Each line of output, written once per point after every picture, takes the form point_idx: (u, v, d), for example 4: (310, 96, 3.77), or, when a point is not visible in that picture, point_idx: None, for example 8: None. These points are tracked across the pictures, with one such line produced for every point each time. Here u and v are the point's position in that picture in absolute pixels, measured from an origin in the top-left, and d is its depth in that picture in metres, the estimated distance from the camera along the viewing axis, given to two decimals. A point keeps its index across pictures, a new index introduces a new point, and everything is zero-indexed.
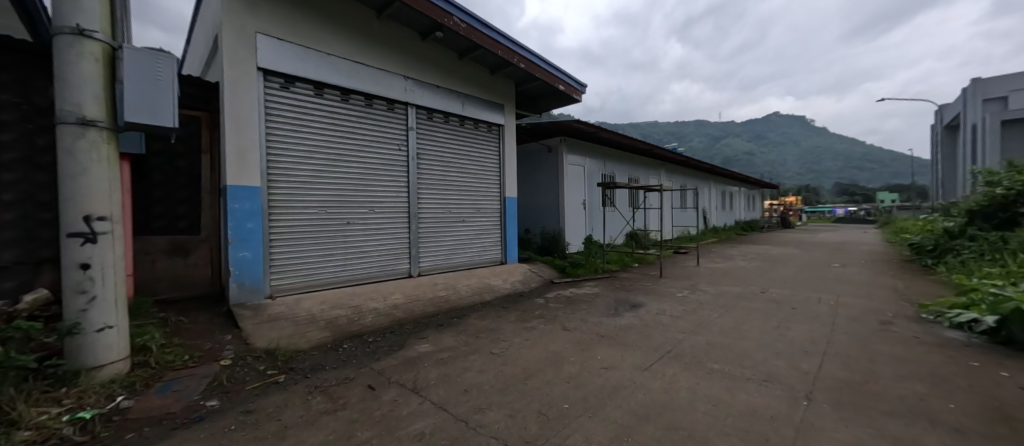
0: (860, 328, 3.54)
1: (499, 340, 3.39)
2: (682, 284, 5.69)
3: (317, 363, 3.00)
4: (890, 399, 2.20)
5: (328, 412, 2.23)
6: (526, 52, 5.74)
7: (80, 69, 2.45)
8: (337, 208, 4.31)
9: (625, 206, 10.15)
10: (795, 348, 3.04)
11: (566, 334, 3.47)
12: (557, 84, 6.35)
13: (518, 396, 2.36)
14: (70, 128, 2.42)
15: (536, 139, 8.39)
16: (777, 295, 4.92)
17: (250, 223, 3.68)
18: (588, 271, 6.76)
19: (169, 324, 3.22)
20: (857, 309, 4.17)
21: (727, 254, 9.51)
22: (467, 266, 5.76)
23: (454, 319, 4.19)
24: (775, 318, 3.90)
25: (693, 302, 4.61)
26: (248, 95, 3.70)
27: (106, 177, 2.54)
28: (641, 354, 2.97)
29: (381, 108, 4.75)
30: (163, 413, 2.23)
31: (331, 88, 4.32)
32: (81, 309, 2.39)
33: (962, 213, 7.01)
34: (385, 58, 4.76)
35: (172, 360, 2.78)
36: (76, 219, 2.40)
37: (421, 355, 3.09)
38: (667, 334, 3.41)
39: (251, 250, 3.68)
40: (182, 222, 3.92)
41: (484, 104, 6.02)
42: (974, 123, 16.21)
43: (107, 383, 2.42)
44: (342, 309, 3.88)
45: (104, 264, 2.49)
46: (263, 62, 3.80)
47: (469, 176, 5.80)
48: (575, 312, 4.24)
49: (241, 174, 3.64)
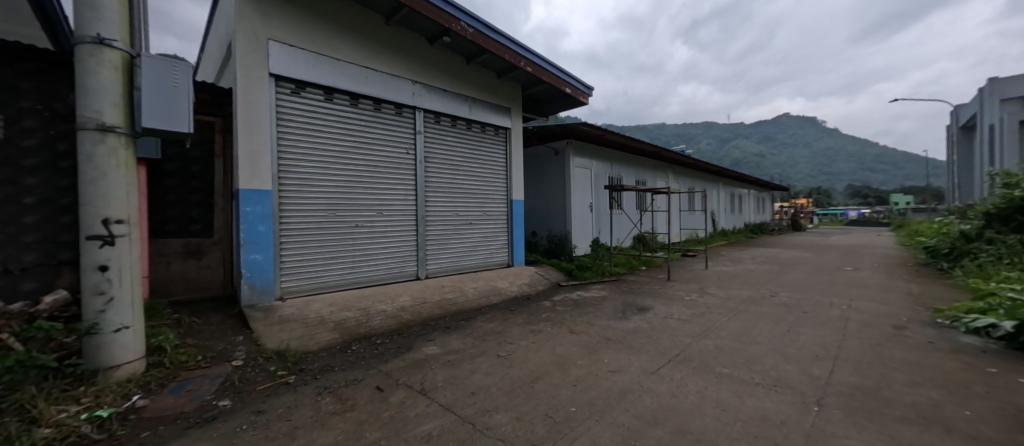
0: (873, 333, 3.48)
1: (506, 342, 3.40)
2: (689, 288, 5.65)
3: (326, 364, 3.03)
4: (904, 406, 2.17)
5: (336, 413, 2.26)
6: (533, 56, 5.75)
7: (100, 77, 2.53)
8: (345, 211, 4.37)
9: (632, 209, 10.12)
10: (806, 352, 3.00)
11: (572, 337, 3.47)
12: (563, 87, 6.36)
13: (525, 398, 2.37)
14: (90, 134, 2.50)
15: (543, 142, 8.41)
16: (788, 299, 4.85)
17: (261, 226, 3.75)
18: (595, 274, 6.73)
19: (182, 325, 3.29)
20: (871, 314, 4.10)
21: (737, 257, 9.38)
22: (473, 268, 5.77)
23: (460, 321, 4.20)
24: (785, 322, 3.85)
25: (701, 306, 4.56)
26: (260, 100, 3.78)
27: (123, 181, 2.60)
28: (649, 357, 2.94)
29: (390, 112, 4.81)
30: (177, 413, 2.28)
31: (341, 93, 4.40)
32: (99, 309, 2.46)
33: (978, 216, 6.87)
34: (393, 62, 4.82)
35: (186, 361, 2.83)
36: (95, 223, 2.48)
37: (428, 357, 3.11)
38: (675, 338, 3.39)
39: (262, 253, 3.74)
40: (196, 225, 4.00)
41: (491, 108, 6.06)
42: (992, 123, 15.90)
43: (123, 382, 2.47)
44: (351, 311, 3.92)
45: (121, 267, 2.56)
46: (274, 68, 3.88)
47: (475, 178, 5.83)
48: (582, 315, 4.23)
49: (254, 178, 3.71)
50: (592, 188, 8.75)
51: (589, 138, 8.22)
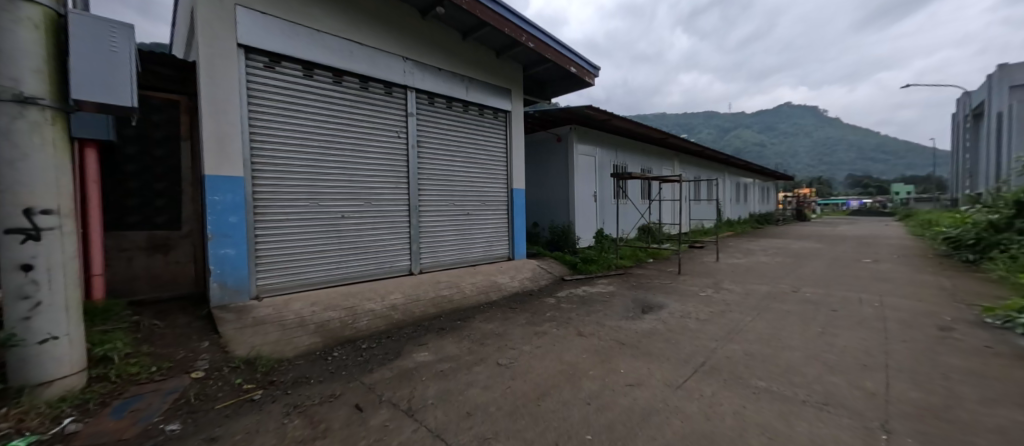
0: (917, 335, 3.10)
1: (507, 348, 3.01)
2: (703, 282, 5.26)
3: (302, 375, 2.63)
4: (989, 433, 1.79)
5: (304, 442, 1.88)
6: (535, 31, 5.25)
7: (17, 37, 2.06)
8: (330, 201, 3.96)
9: (637, 198, 9.71)
10: (850, 360, 2.62)
11: (581, 341, 3.10)
12: (567, 66, 5.87)
13: (530, 421, 1.99)
14: (3, 106, 2.03)
15: (545, 127, 7.97)
16: (811, 295, 4.47)
17: (233, 217, 3.34)
18: (601, 267, 6.37)
19: (141, 330, 2.91)
20: (908, 312, 3.72)
21: (747, 249, 8.98)
22: (471, 262, 5.39)
23: (456, 322, 3.81)
24: (816, 322, 3.48)
25: (719, 303, 4.18)
26: (228, 75, 3.33)
27: (54, 163, 2.19)
28: (671, 366, 2.56)
29: (378, 92, 4.37)
30: (113, 441, 1.89)
31: (322, 69, 3.95)
32: (22, 317, 2.05)
33: (1007, 205, 6.49)
34: (381, 36, 4.36)
35: (136, 373, 2.43)
36: (14, 213, 2.04)
37: (418, 366, 2.72)
38: (697, 342, 3.01)
39: (234, 247, 3.34)
40: (161, 216, 3.61)
41: (489, 89, 5.61)
42: (1000, 111, 15.71)
43: (55, 402, 2.09)
44: (336, 311, 3.54)
45: (51, 266, 2.15)
46: (243, 38, 3.42)
47: (473, 165, 5.42)
48: (591, 314, 3.85)
49: (222, 163, 3.28)
50: (597, 177, 8.33)
51: (593, 124, 7.77)
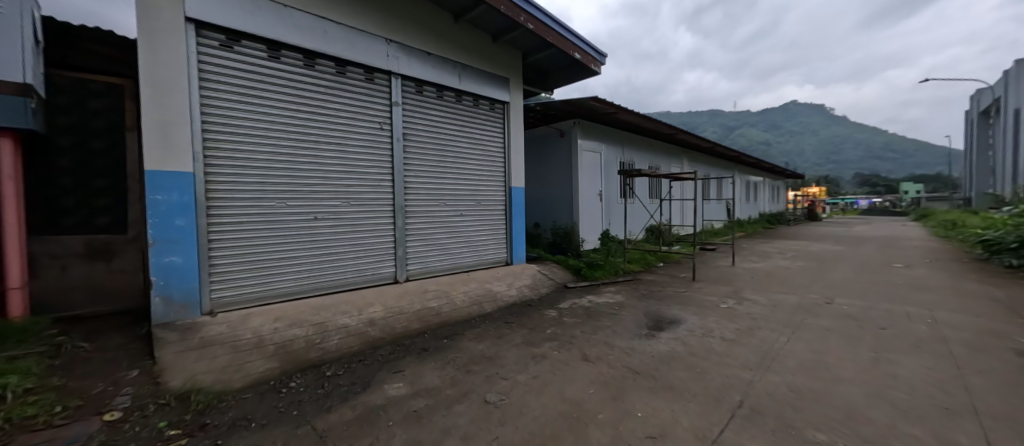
0: (995, 364, 2.55)
1: (497, 378, 2.51)
2: (722, 292, 4.73)
3: (244, 415, 2.16)
4: None
5: None
6: (534, 10, 4.70)
7: None
8: (300, 200, 3.48)
9: (644, 198, 9.17)
10: (925, 400, 2.09)
11: (587, 369, 2.59)
12: (571, 52, 5.33)
13: None
14: None
15: (547, 122, 7.46)
16: (848, 307, 3.93)
17: (180, 220, 2.85)
18: (608, 273, 5.85)
19: (60, 354, 2.44)
20: (971, 332, 3.16)
21: (762, 251, 8.43)
22: (465, 268, 4.89)
23: (442, 340, 3.32)
24: (865, 344, 2.94)
25: (744, 318, 3.65)
26: (173, 53, 2.84)
27: None
28: (700, 408, 2.05)
29: (357, 77, 3.87)
30: None
31: (291, 51, 3.46)
32: None
33: None
34: (361, 15, 3.86)
35: (33, 416, 1.96)
36: None
37: (388, 403, 2.23)
38: (726, 372, 2.49)
39: (181, 255, 2.86)
40: (102, 218, 3.17)
41: (485, 77, 5.10)
42: (1018, 107, 15.22)
43: None
44: (302, 327, 3.00)
45: None
46: (192, 11, 2.91)
47: (467, 161, 4.92)
48: (598, 332, 3.34)
49: (166, 156, 2.80)
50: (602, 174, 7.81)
51: (598, 118, 7.22)
